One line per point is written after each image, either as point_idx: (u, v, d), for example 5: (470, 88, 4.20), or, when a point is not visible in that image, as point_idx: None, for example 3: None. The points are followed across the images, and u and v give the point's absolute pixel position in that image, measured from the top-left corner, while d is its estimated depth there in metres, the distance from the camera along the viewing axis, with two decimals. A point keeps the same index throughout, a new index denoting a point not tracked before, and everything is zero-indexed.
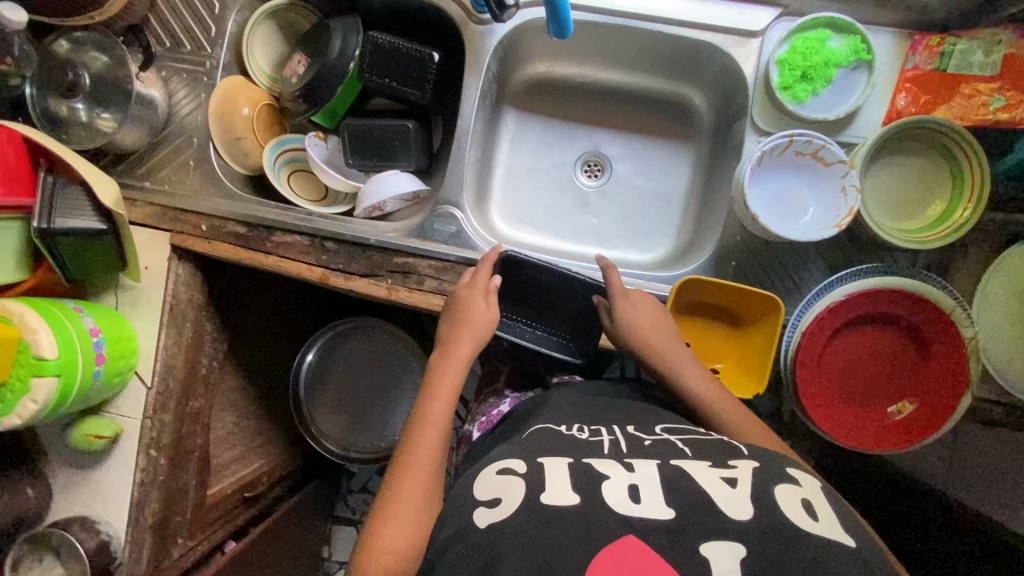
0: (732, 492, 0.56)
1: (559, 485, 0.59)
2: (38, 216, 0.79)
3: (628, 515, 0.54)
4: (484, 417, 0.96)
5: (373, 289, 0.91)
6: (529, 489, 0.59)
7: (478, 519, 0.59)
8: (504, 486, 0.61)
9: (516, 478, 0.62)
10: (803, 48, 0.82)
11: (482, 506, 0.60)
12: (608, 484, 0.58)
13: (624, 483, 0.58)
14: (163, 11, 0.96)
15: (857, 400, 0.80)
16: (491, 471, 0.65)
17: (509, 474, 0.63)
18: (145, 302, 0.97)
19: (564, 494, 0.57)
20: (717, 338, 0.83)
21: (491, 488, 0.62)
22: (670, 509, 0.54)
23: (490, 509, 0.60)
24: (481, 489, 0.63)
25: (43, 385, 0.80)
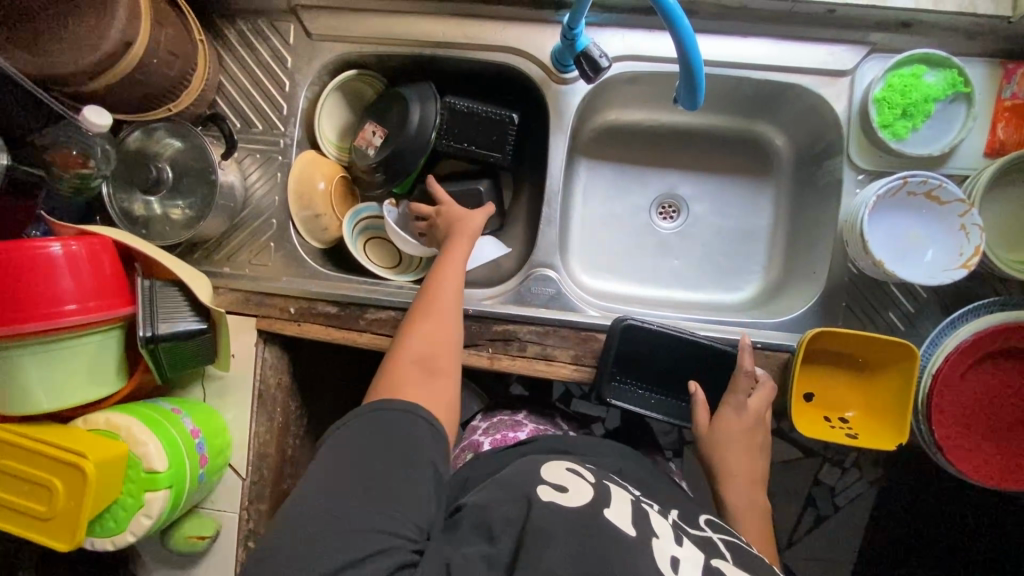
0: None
1: (623, 511, 0.59)
2: (143, 324, 0.76)
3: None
4: (498, 434, 0.94)
5: (475, 360, 0.88)
6: (596, 499, 0.59)
7: (544, 493, 0.58)
8: (574, 483, 0.61)
9: (586, 482, 0.62)
10: (900, 85, 0.81)
11: (547, 485, 0.60)
12: (659, 538, 0.57)
13: (672, 546, 0.56)
14: (231, 92, 0.94)
15: (993, 436, 0.78)
16: (560, 465, 0.65)
17: (577, 476, 0.63)
18: (235, 391, 0.94)
19: (627, 521, 0.56)
20: (841, 386, 0.81)
21: (558, 476, 0.62)
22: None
23: (559, 491, 0.59)
24: (549, 473, 0.63)
25: (156, 499, 0.76)
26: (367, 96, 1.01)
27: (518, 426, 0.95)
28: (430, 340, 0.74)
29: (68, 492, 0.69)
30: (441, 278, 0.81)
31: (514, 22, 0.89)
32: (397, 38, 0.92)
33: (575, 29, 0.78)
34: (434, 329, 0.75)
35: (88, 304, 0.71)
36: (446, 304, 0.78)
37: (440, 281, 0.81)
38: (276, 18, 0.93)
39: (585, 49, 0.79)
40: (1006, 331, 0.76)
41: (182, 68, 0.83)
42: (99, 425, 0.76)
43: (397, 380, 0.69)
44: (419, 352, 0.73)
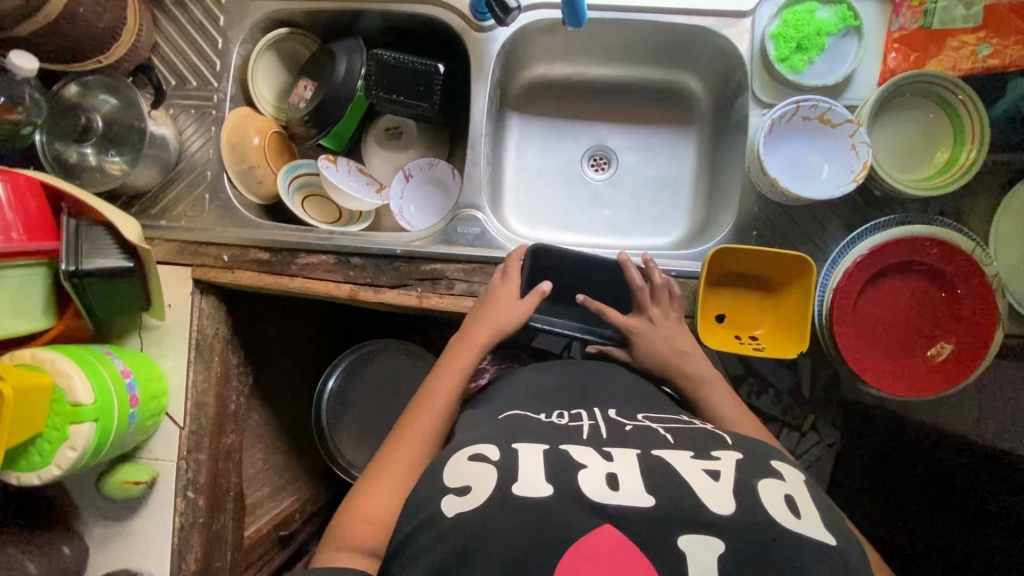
0: (716, 486, 0.54)
1: (534, 474, 0.57)
2: (66, 259, 0.78)
3: (605, 505, 0.53)
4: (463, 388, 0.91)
5: (404, 299, 0.91)
6: (504, 475, 0.57)
7: (446, 507, 0.57)
8: (475, 473, 0.58)
9: (489, 465, 0.59)
10: (794, 21, 0.86)
11: (449, 495, 0.57)
12: (584, 475, 0.56)
13: (601, 471, 0.56)
14: (166, 50, 0.97)
15: (895, 348, 0.81)
16: (462, 455, 0.62)
17: (482, 460, 0.60)
18: (171, 340, 0.95)
19: (541, 486, 0.55)
20: (750, 305, 0.85)
21: (460, 475, 0.59)
22: (649, 496, 0.53)
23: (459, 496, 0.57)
24: (450, 475, 0.60)
25: (81, 432, 0.77)
26: (304, 57, 1.05)
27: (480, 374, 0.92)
28: (405, 451, 0.69)
29: None
30: (436, 385, 0.76)
31: None
32: None
33: None
34: (410, 451, 0.69)
35: (11, 235, 0.74)
36: (428, 427, 0.72)
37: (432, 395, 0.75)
38: None
39: None
40: (898, 244, 0.79)
41: (112, 21, 0.86)
42: (25, 360, 0.78)
43: (363, 504, 0.65)
44: (392, 472, 0.67)
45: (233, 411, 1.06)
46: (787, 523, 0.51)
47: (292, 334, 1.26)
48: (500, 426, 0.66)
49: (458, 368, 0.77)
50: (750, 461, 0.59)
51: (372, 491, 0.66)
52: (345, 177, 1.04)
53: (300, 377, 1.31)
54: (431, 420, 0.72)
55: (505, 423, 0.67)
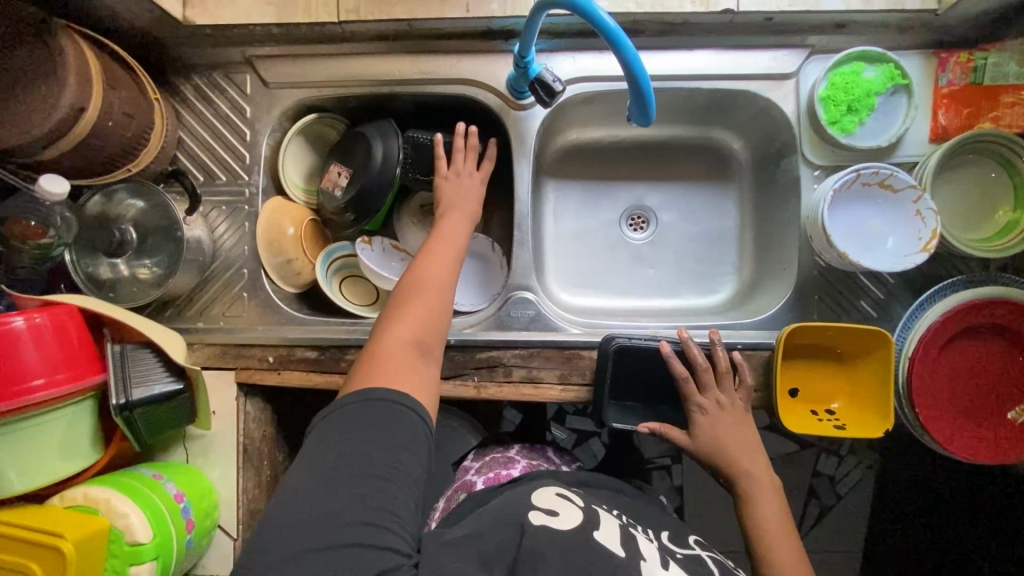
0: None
1: (610, 535, 0.61)
2: (116, 391, 0.74)
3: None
4: (491, 472, 0.90)
5: (462, 390, 0.88)
6: (587, 522, 0.61)
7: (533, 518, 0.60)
8: (561, 505, 0.63)
9: (575, 507, 0.64)
10: (843, 83, 0.85)
11: (539, 510, 0.62)
12: (646, 566, 0.58)
13: (657, 571, 0.57)
14: (192, 146, 0.94)
15: (977, 413, 0.79)
16: (549, 490, 0.67)
17: (567, 500, 0.65)
18: (219, 448, 0.91)
19: (615, 545, 0.59)
20: (825, 378, 0.82)
21: (547, 502, 0.64)
22: None
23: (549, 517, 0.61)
24: (539, 500, 0.64)
25: (143, 573, 0.73)
26: (331, 138, 1.02)
27: (512, 466, 0.90)
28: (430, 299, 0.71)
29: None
30: (441, 240, 0.80)
31: (468, 55, 0.91)
32: (353, 80, 0.93)
33: (526, 57, 0.80)
34: (434, 299, 0.71)
35: (56, 377, 0.69)
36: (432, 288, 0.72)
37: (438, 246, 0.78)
38: (232, 70, 0.94)
39: (539, 75, 0.81)
40: (972, 307, 0.78)
41: (139, 129, 0.82)
42: (78, 500, 0.73)
43: (388, 339, 0.66)
44: (419, 316, 0.68)
45: None
46: None
47: None
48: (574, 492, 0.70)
49: (455, 235, 0.81)
50: None
51: (380, 356, 0.63)
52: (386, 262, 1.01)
53: None
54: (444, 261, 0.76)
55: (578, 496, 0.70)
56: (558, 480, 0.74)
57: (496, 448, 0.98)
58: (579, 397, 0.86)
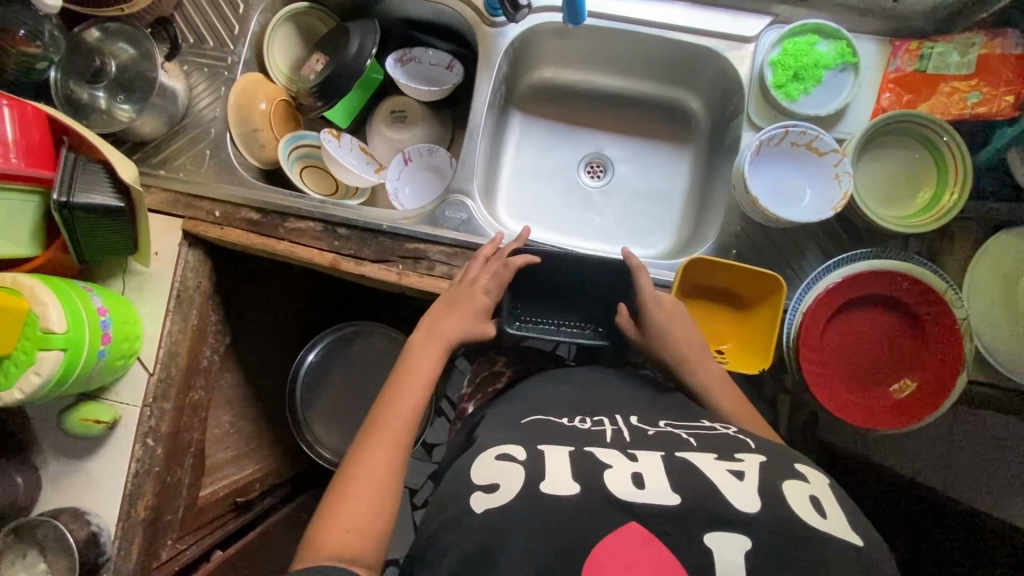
0: (740, 486, 0.57)
1: (559, 472, 0.60)
2: (59, 190, 0.80)
3: (631, 503, 0.55)
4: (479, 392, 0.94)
5: (384, 274, 0.93)
6: (533, 475, 0.60)
7: (477, 503, 0.59)
8: (503, 472, 0.62)
9: (517, 465, 0.62)
10: (794, 51, 0.88)
11: (477, 491, 0.60)
12: (610, 474, 0.59)
13: (627, 470, 0.59)
14: (189, 10, 1.00)
15: (860, 379, 0.82)
16: (489, 455, 0.66)
17: (510, 460, 0.63)
18: (153, 287, 0.97)
19: (566, 483, 0.58)
20: (720, 318, 0.85)
21: (490, 473, 0.62)
22: (675, 495, 0.55)
23: (488, 493, 0.60)
24: (480, 474, 0.63)
25: (48, 359, 0.79)
26: (320, 32, 1.08)
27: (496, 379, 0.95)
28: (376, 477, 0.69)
29: None
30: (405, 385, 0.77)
31: None
32: None
33: None
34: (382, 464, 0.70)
35: (9, 159, 0.76)
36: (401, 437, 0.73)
37: (395, 401, 0.76)
38: None
39: None
40: (872, 275, 0.81)
41: None
42: (5, 283, 0.80)
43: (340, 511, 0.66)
44: (373, 479, 0.69)
45: (204, 367, 1.08)
46: (814, 523, 0.53)
47: (273, 304, 1.27)
48: (524, 429, 0.70)
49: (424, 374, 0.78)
50: (773, 462, 0.61)
51: (345, 507, 0.66)
52: (360, 155, 1.08)
53: (277, 348, 1.33)
54: (396, 425, 0.74)
55: (524, 426, 0.72)
56: (525, 409, 0.77)
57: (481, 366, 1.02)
58: None
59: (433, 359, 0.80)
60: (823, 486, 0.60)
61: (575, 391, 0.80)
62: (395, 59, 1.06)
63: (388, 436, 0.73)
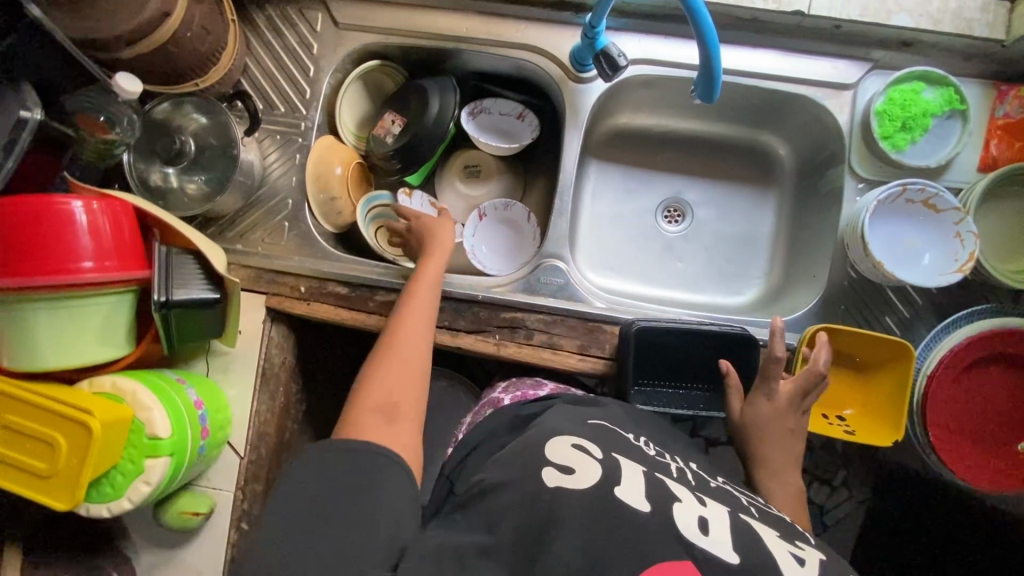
0: (801, 573, 0.51)
1: (634, 484, 0.57)
2: (158, 289, 0.76)
3: (692, 543, 0.52)
4: (519, 392, 0.90)
5: (482, 345, 0.90)
6: (607, 478, 0.56)
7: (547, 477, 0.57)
8: (579, 460, 0.58)
9: (595, 461, 0.59)
10: (901, 100, 0.85)
11: (551, 467, 0.58)
12: (679, 508, 0.55)
13: (693, 512, 0.55)
14: (256, 74, 0.96)
15: (987, 438, 0.80)
16: (563, 442, 0.62)
17: (585, 453, 0.60)
18: (239, 367, 0.93)
19: (639, 499, 0.55)
20: (840, 384, 0.83)
21: (561, 455, 0.59)
22: (736, 555, 0.51)
23: (564, 475, 0.57)
24: (552, 453, 0.60)
25: (157, 467, 0.76)
26: (388, 88, 1.04)
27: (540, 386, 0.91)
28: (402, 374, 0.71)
29: (72, 450, 0.68)
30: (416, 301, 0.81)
31: (535, 22, 0.93)
32: (419, 31, 0.95)
33: (596, 29, 0.82)
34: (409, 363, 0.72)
35: (105, 264, 0.71)
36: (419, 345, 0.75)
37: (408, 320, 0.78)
38: (306, 7, 0.96)
39: (604, 47, 0.83)
40: (995, 334, 0.79)
41: (212, 45, 0.85)
42: (105, 388, 0.76)
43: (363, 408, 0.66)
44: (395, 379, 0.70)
45: (290, 439, 1.05)
46: None
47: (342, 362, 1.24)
48: (591, 428, 0.66)
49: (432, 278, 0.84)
50: (835, 561, 0.55)
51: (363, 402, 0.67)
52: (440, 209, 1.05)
53: None
54: (414, 343, 0.75)
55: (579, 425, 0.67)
56: (583, 408, 0.73)
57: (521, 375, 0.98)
58: (596, 368, 0.88)
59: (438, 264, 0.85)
60: None
61: (635, 420, 0.74)
62: (469, 113, 1.02)
63: (405, 350, 0.74)
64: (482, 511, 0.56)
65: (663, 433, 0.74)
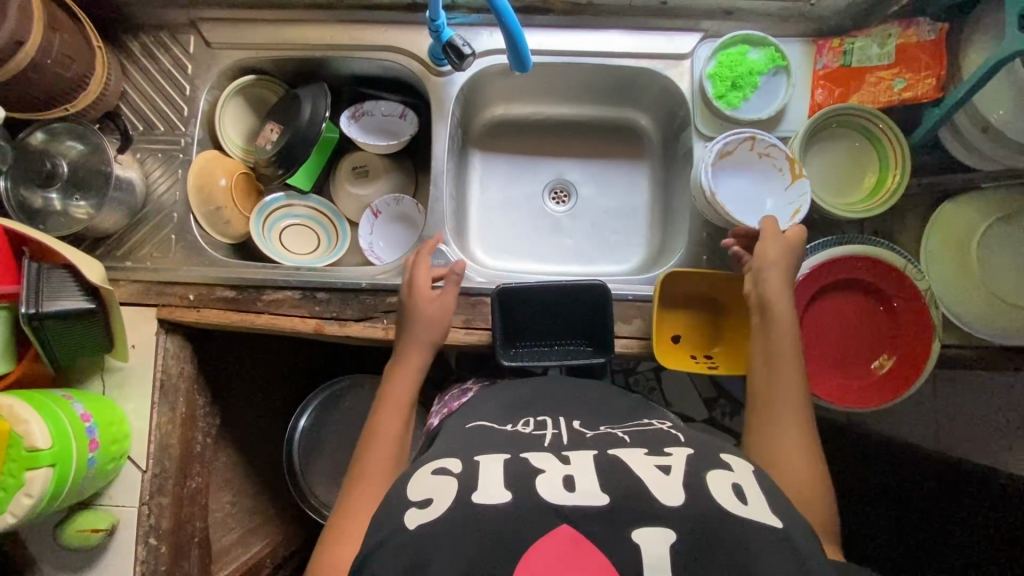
0: (667, 479, 0.59)
1: (493, 481, 0.60)
2: (27, 301, 0.77)
3: (562, 505, 0.56)
4: (444, 408, 0.93)
5: (369, 331, 0.92)
6: (465, 487, 0.60)
7: (410, 520, 0.58)
8: (438, 486, 0.61)
9: (452, 479, 0.62)
10: (728, 62, 0.93)
11: (412, 508, 0.59)
12: (542, 479, 0.59)
13: (559, 474, 0.60)
14: (134, 98, 1.00)
15: (842, 362, 0.86)
16: (426, 470, 0.64)
17: (444, 475, 0.62)
18: (134, 381, 0.94)
19: (498, 491, 0.58)
20: (704, 326, 0.88)
21: (423, 490, 0.61)
22: (604, 496, 0.56)
23: (422, 509, 0.59)
24: (414, 491, 0.62)
25: (37, 478, 0.76)
26: (271, 101, 1.09)
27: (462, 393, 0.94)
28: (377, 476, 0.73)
29: None
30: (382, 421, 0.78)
31: (393, 25, 1.00)
32: (288, 44, 1.00)
33: (438, 21, 0.87)
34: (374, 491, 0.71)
35: None
36: (386, 464, 0.74)
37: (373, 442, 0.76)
38: (177, 32, 1.02)
39: (449, 39, 0.89)
40: (832, 263, 0.85)
41: (80, 72, 0.89)
42: None
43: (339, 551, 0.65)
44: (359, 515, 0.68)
45: (201, 452, 1.05)
46: (736, 512, 0.56)
47: (259, 374, 1.25)
48: (460, 440, 0.70)
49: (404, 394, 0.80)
50: (700, 454, 0.64)
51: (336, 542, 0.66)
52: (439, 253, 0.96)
53: (269, 419, 1.29)
54: (378, 467, 0.73)
55: (461, 437, 0.71)
56: (464, 412, 0.78)
57: (455, 388, 1.02)
58: (480, 340, 0.91)
59: (412, 371, 0.82)
60: (748, 470, 0.63)
61: (503, 402, 0.79)
62: (349, 117, 1.07)
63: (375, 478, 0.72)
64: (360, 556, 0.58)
65: (536, 399, 0.79)
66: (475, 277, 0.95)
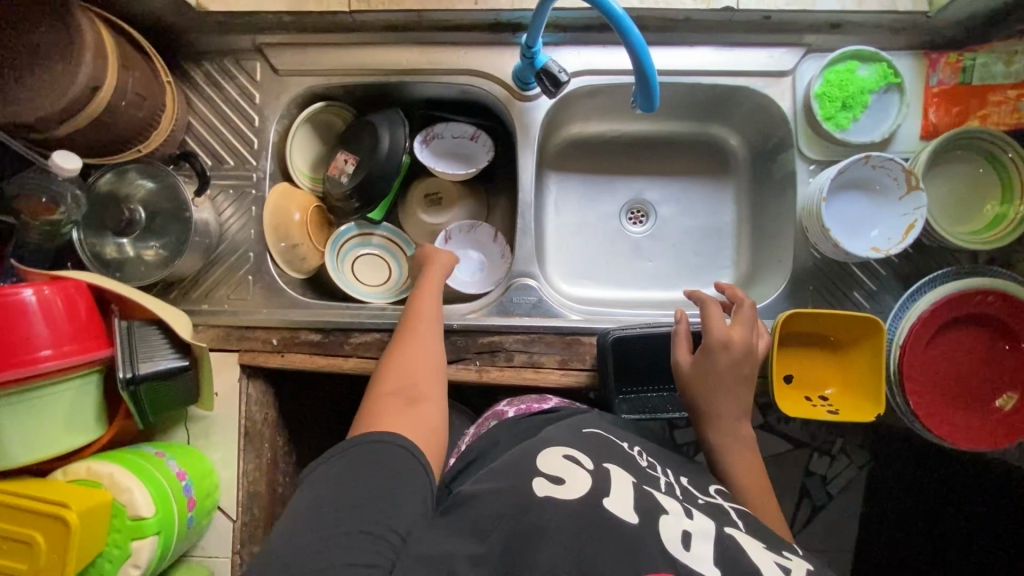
0: None
1: (624, 494, 0.55)
2: (123, 366, 0.75)
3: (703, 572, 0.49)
4: (523, 403, 0.84)
5: (463, 374, 0.88)
6: (596, 488, 0.55)
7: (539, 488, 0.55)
8: (570, 471, 0.57)
9: (584, 471, 0.58)
10: (837, 80, 0.88)
11: (542, 478, 0.56)
12: (664, 519, 0.53)
13: (678, 526, 0.53)
14: (200, 131, 0.95)
15: (965, 400, 0.82)
16: (555, 452, 0.60)
17: (576, 464, 0.58)
18: (219, 430, 0.91)
19: (627, 511, 0.53)
20: (818, 365, 0.85)
21: (553, 466, 0.58)
22: (718, 572, 0.49)
23: (554, 484, 0.55)
24: (545, 464, 0.58)
25: (144, 548, 0.74)
26: (338, 127, 1.03)
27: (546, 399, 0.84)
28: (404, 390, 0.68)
29: (50, 546, 0.66)
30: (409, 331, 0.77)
31: (474, 46, 0.94)
32: (361, 68, 0.94)
33: (534, 48, 0.82)
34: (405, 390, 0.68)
35: (63, 350, 0.69)
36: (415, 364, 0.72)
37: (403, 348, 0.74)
38: (242, 57, 0.96)
39: (545, 65, 0.83)
40: (968, 295, 0.81)
41: (150, 110, 0.84)
42: (81, 474, 0.74)
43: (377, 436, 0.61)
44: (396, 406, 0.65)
45: (284, 493, 1.02)
46: None
47: None
48: (586, 439, 0.64)
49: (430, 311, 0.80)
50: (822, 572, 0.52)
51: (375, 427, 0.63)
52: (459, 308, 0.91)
53: None
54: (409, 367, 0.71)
55: (588, 440, 0.65)
56: (577, 419, 0.71)
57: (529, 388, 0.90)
58: (580, 381, 0.87)
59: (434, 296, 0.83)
60: None
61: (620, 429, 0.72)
62: (421, 142, 1.01)
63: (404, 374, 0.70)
64: (461, 520, 0.53)
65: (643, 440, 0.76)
66: (571, 312, 0.92)
